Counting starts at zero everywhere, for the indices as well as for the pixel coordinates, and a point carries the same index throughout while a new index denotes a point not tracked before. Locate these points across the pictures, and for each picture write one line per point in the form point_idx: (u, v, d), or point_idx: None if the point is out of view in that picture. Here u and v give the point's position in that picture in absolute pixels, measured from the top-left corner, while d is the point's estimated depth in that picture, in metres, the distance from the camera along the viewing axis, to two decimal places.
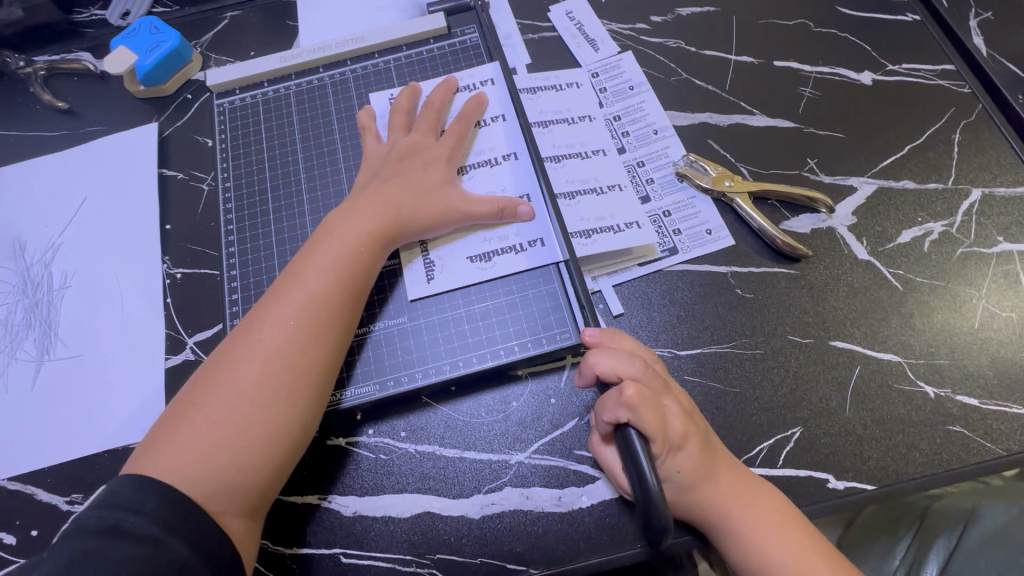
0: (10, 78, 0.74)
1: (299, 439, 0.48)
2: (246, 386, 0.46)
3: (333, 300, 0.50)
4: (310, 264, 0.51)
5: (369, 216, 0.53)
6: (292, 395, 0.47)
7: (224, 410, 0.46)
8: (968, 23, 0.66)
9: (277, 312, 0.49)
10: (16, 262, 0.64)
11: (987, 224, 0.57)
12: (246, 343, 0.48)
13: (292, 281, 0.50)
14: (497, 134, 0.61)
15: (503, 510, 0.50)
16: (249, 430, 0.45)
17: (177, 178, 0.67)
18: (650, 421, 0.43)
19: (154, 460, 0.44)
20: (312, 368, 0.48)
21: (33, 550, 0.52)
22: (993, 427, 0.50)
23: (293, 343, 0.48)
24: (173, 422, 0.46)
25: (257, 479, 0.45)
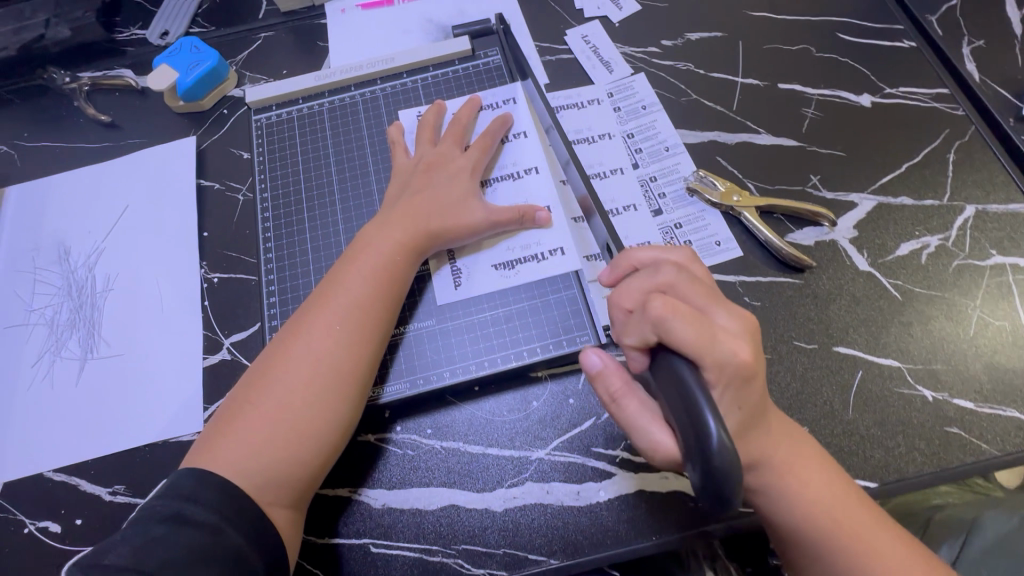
0: (54, 92, 0.78)
1: (342, 437, 0.51)
2: (295, 386, 0.50)
3: (373, 305, 0.53)
4: (352, 272, 0.55)
5: (406, 229, 0.57)
6: (337, 394, 0.50)
7: (276, 409, 0.49)
8: (962, 50, 0.70)
9: (322, 317, 0.52)
10: (61, 266, 0.68)
11: (981, 238, 0.60)
12: (294, 347, 0.51)
13: (336, 289, 0.54)
14: (519, 150, 0.65)
15: (525, 503, 0.53)
16: (297, 427, 0.49)
17: (214, 188, 0.70)
18: (690, 334, 0.38)
19: (213, 455, 0.47)
20: (355, 370, 0.51)
21: (78, 538, 0.55)
22: (988, 429, 0.53)
23: (338, 346, 0.51)
24: (228, 420, 0.49)
25: (304, 474, 0.49)
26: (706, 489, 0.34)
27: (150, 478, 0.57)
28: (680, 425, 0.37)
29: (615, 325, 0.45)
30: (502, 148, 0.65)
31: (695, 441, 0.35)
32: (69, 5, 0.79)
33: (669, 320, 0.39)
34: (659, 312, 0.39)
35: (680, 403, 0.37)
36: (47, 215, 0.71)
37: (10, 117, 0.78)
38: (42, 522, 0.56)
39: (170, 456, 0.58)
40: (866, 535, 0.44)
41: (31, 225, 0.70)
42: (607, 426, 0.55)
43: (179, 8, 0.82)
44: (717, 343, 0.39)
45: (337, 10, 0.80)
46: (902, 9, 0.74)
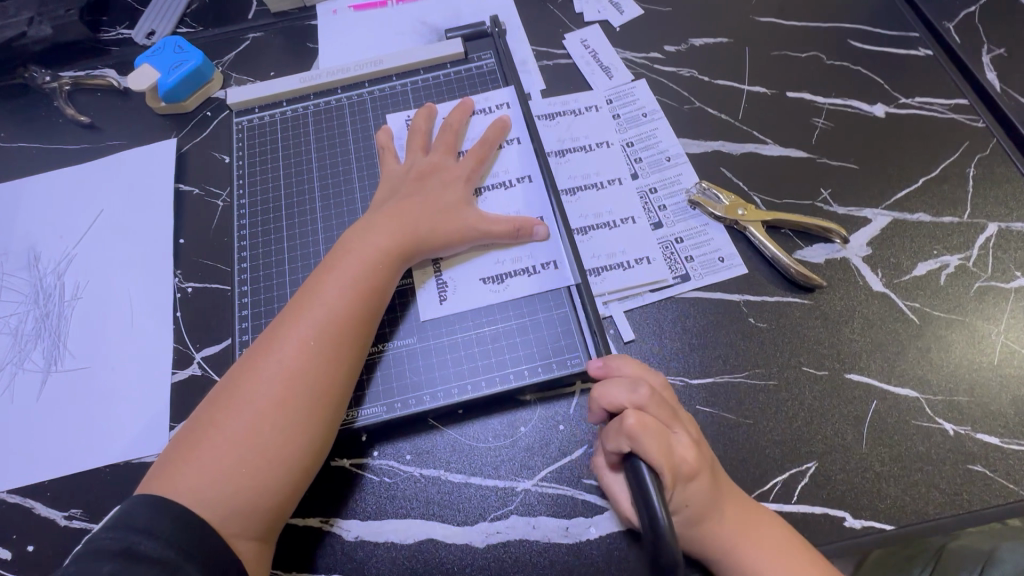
0: (35, 92, 0.76)
1: (316, 461, 0.47)
2: (265, 406, 0.46)
3: (352, 318, 0.50)
4: (330, 282, 0.51)
5: (389, 237, 0.53)
6: (312, 417, 0.47)
7: (243, 434, 0.45)
8: (982, 59, 0.66)
9: (295, 330, 0.49)
10: (30, 272, 0.65)
11: (1005, 258, 0.56)
12: (265, 364, 0.48)
13: (312, 301, 0.50)
14: (515, 157, 0.61)
15: (509, 539, 0.49)
16: (267, 451, 0.45)
17: (192, 193, 0.67)
18: (656, 452, 0.41)
19: (174, 481, 0.44)
20: (331, 389, 0.48)
21: (28, 566, 0.51)
22: (1015, 468, 0.48)
23: (313, 362, 0.48)
24: (190, 444, 0.46)
25: (273, 502, 0.45)
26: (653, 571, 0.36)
27: (109, 502, 0.53)
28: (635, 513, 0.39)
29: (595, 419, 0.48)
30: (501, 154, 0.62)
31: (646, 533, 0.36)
32: (53, 3, 0.76)
33: (640, 437, 0.42)
34: (632, 428, 0.42)
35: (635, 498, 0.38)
36: (18, 219, 0.68)
37: None
38: None
39: (131, 478, 0.54)
40: None
41: (1, 229, 0.67)
42: None
43: (167, 8, 0.80)
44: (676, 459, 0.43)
45: (328, 11, 0.77)
46: (918, 16, 0.70)
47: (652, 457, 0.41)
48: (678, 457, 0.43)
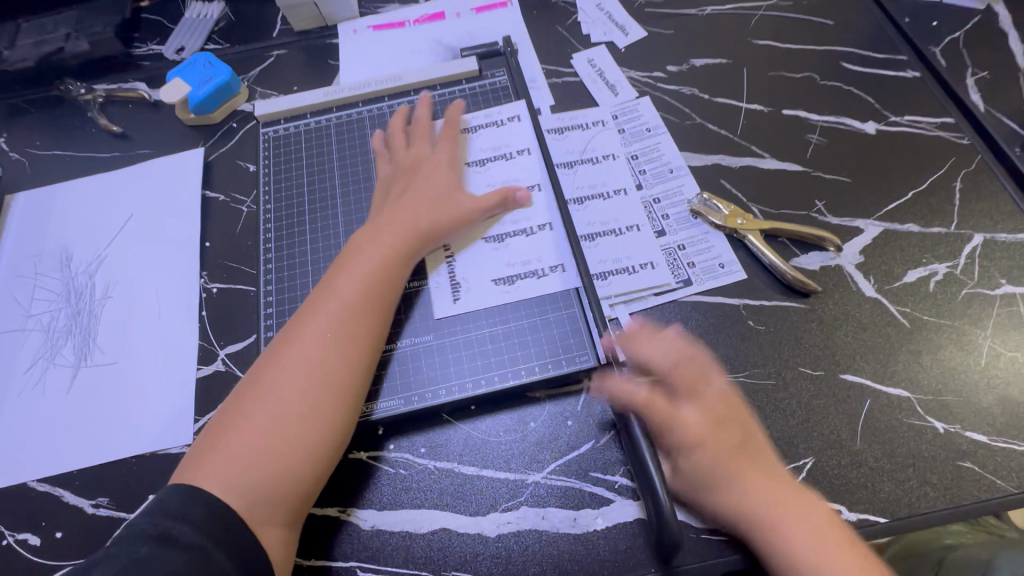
0: (69, 103, 0.80)
1: (337, 450, 0.50)
2: (285, 395, 0.49)
3: (363, 308, 0.53)
4: (342, 278, 0.54)
5: (400, 234, 0.57)
6: (331, 402, 0.49)
7: (268, 424, 0.48)
8: (966, 81, 0.70)
9: (311, 323, 0.52)
10: (62, 272, 0.68)
11: (990, 267, 0.59)
12: (285, 356, 0.51)
13: (328, 295, 0.53)
14: (507, 169, 0.65)
15: (519, 529, 0.51)
16: (290, 437, 0.48)
17: (218, 199, 0.71)
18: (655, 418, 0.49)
19: (202, 471, 0.46)
20: (349, 378, 0.51)
21: (56, 552, 0.53)
22: (1003, 465, 0.51)
23: (329, 351, 0.51)
24: (218, 437, 0.48)
25: (298, 487, 0.47)
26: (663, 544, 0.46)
27: (135, 491, 0.55)
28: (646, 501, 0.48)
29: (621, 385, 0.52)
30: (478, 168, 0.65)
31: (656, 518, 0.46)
32: (90, 21, 0.81)
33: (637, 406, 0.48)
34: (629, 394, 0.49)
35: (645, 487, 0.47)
36: (52, 222, 0.71)
37: (23, 126, 0.79)
38: (21, 534, 0.54)
39: (156, 468, 0.56)
40: None
41: (35, 231, 0.71)
42: (605, 450, 0.53)
43: (196, 26, 0.84)
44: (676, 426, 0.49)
45: (349, 30, 0.82)
46: (906, 40, 0.74)
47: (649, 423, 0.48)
48: (688, 420, 0.49)
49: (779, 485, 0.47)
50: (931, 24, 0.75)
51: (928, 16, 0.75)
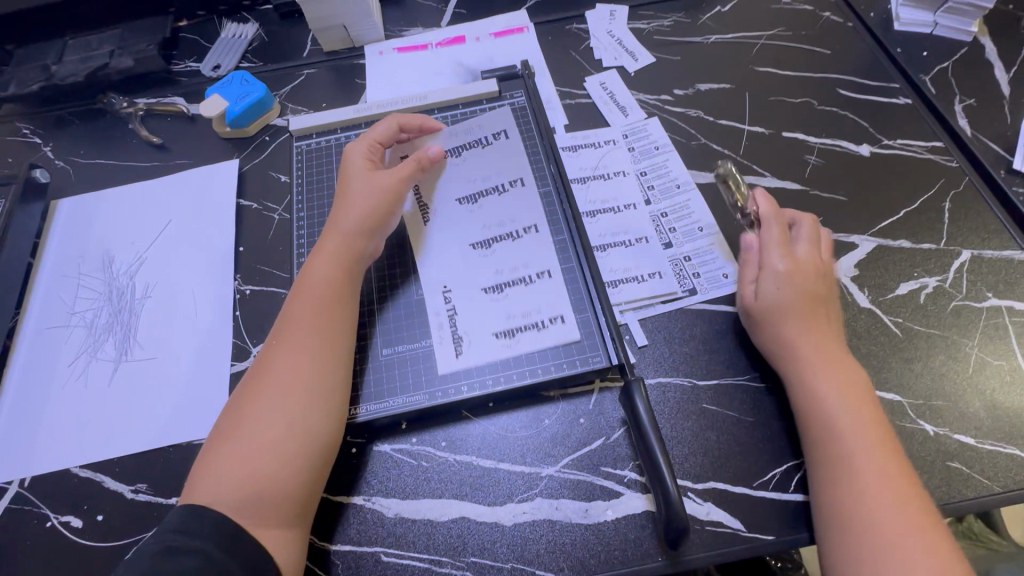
0: (112, 115, 0.85)
1: (307, 445, 0.51)
2: (250, 406, 0.52)
3: (309, 314, 0.56)
4: (293, 294, 0.58)
5: (339, 247, 0.60)
6: (288, 401, 0.52)
7: (240, 436, 0.50)
8: (954, 107, 0.75)
9: (269, 343, 0.56)
10: (104, 273, 0.72)
11: (978, 281, 0.63)
12: (250, 376, 0.54)
13: (285, 314, 0.57)
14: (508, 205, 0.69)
15: (534, 518, 0.54)
16: (258, 441, 0.50)
17: (251, 207, 0.75)
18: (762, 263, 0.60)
19: (194, 491, 0.49)
20: (311, 379, 0.53)
21: (98, 534, 0.57)
22: (990, 465, 0.54)
23: (283, 360, 0.54)
24: (213, 456, 0.51)
25: (281, 486, 0.49)
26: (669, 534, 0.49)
27: (171, 478, 0.59)
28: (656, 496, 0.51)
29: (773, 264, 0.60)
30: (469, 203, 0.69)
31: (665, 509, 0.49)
32: (134, 40, 0.86)
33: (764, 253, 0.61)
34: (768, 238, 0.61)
35: (654, 479, 0.51)
36: (95, 226, 0.76)
37: (68, 136, 0.84)
38: (64, 516, 0.58)
39: (191, 458, 0.60)
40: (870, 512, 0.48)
41: (79, 235, 0.75)
42: (615, 446, 0.57)
43: (231, 45, 0.90)
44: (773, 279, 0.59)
45: (375, 52, 0.87)
46: (898, 69, 0.79)
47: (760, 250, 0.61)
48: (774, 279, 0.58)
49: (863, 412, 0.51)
50: (921, 54, 0.80)
51: (918, 47, 0.80)
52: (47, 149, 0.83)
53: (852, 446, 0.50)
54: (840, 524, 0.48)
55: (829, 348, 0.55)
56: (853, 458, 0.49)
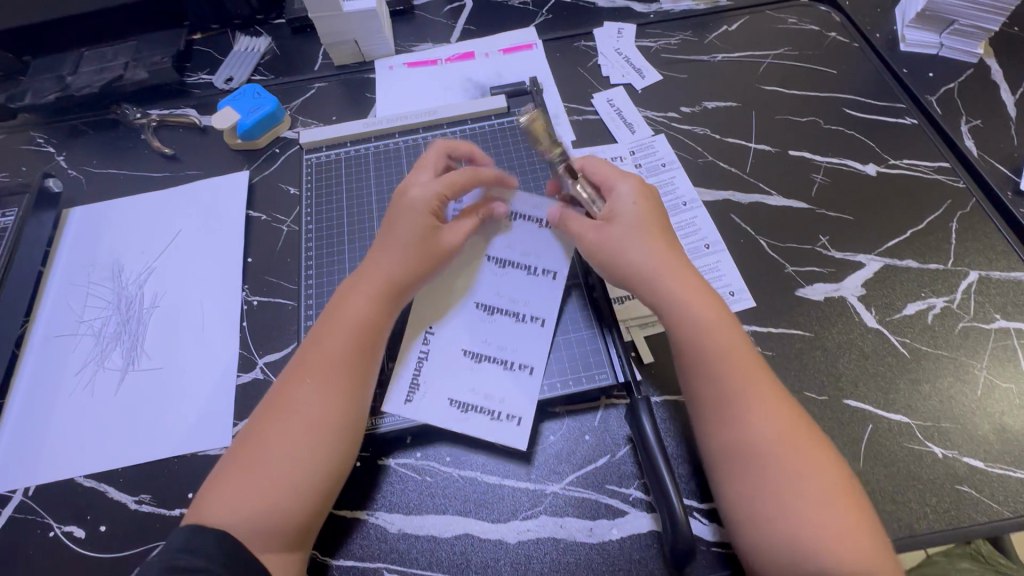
0: (125, 126, 0.86)
1: (324, 486, 0.51)
2: (271, 439, 0.50)
3: (340, 352, 0.54)
4: (324, 324, 0.56)
5: (372, 279, 0.57)
6: (310, 443, 0.50)
7: (257, 468, 0.49)
8: (961, 128, 0.75)
9: (294, 371, 0.54)
10: (113, 282, 0.73)
11: (985, 303, 0.63)
12: (272, 405, 0.52)
13: (314, 351, 0.54)
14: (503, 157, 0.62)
15: (539, 536, 0.54)
16: (275, 476, 0.49)
17: (260, 219, 0.76)
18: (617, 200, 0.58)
19: (203, 509, 0.48)
20: (333, 423, 0.52)
21: (100, 545, 0.56)
22: (999, 490, 0.53)
23: (308, 397, 0.52)
24: (221, 479, 0.50)
25: (291, 519, 0.49)
26: (673, 555, 0.49)
27: (175, 490, 0.59)
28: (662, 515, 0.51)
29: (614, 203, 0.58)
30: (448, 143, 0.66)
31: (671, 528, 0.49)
32: (148, 52, 0.88)
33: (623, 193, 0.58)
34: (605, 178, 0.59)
35: (659, 497, 0.51)
36: (106, 235, 0.77)
37: (81, 146, 0.85)
38: (67, 526, 0.57)
39: (195, 469, 0.60)
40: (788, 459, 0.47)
41: (90, 244, 0.76)
42: (620, 464, 0.56)
43: (244, 58, 0.91)
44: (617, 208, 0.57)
45: (385, 66, 0.88)
46: (905, 90, 0.80)
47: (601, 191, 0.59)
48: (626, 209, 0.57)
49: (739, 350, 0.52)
50: (927, 75, 0.80)
51: (924, 68, 0.81)
52: (61, 158, 0.84)
53: (734, 387, 0.50)
54: (727, 471, 0.49)
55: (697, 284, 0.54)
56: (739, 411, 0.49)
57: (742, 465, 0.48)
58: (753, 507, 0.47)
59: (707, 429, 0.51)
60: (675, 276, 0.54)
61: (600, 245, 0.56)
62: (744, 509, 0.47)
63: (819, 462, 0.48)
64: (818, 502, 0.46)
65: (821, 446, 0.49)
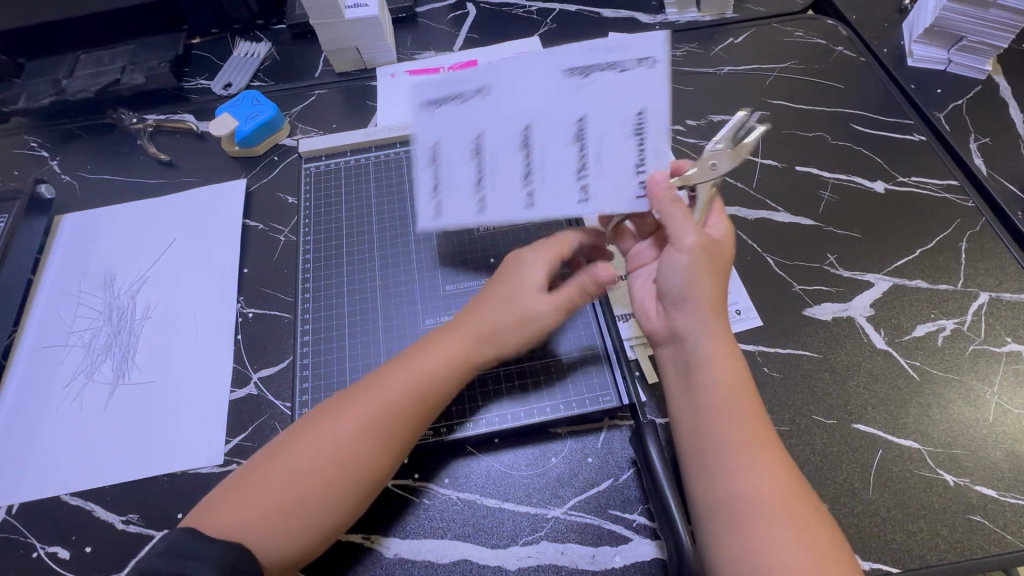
0: (121, 131, 0.85)
1: (348, 521, 0.50)
2: (314, 470, 0.48)
3: (415, 406, 0.51)
4: (398, 369, 0.53)
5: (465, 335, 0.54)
6: (355, 488, 0.49)
7: (291, 493, 0.47)
8: (969, 145, 0.74)
9: (355, 406, 0.51)
10: (105, 292, 0.71)
11: (996, 325, 0.62)
12: (321, 433, 0.49)
13: (374, 393, 0.51)
14: (502, 205, 0.55)
15: (539, 563, 0.52)
16: (307, 507, 0.47)
17: (257, 228, 0.75)
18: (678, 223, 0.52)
19: (218, 518, 0.46)
20: (370, 473, 0.49)
21: (84, 567, 0.54)
22: (1012, 520, 0.52)
23: (367, 444, 0.49)
24: (238, 485, 0.48)
25: (305, 549, 0.48)
26: None
27: (164, 510, 0.57)
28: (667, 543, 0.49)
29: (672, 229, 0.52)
30: (427, 159, 0.55)
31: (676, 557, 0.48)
32: (146, 56, 0.86)
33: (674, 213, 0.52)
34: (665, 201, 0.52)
35: (665, 523, 0.49)
36: (98, 243, 0.75)
37: (75, 150, 0.84)
38: (51, 547, 0.56)
39: (185, 488, 0.58)
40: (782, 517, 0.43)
41: (82, 252, 0.74)
42: (624, 488, 0.55)
43: (244, 64, 0.90)
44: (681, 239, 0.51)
45: (387, 74, 0.87)
46: (912, 105, 0.79)
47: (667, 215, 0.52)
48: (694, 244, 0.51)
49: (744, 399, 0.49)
50: (935, 91, 0.79)
51: (932, 84, 0.80)
52: (54, 163, 0.83)
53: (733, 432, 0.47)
54: (715, 522, 0.45)
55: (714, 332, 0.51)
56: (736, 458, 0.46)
57: (729, 514, 0.45)
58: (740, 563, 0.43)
59: (699, 477, 0.48)
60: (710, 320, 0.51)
61: (708, 247, 0.52)
62: (731, 565, 0.43)
63: (815, 526, 0.44)
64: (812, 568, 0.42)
65: (816, 509, 0.45)
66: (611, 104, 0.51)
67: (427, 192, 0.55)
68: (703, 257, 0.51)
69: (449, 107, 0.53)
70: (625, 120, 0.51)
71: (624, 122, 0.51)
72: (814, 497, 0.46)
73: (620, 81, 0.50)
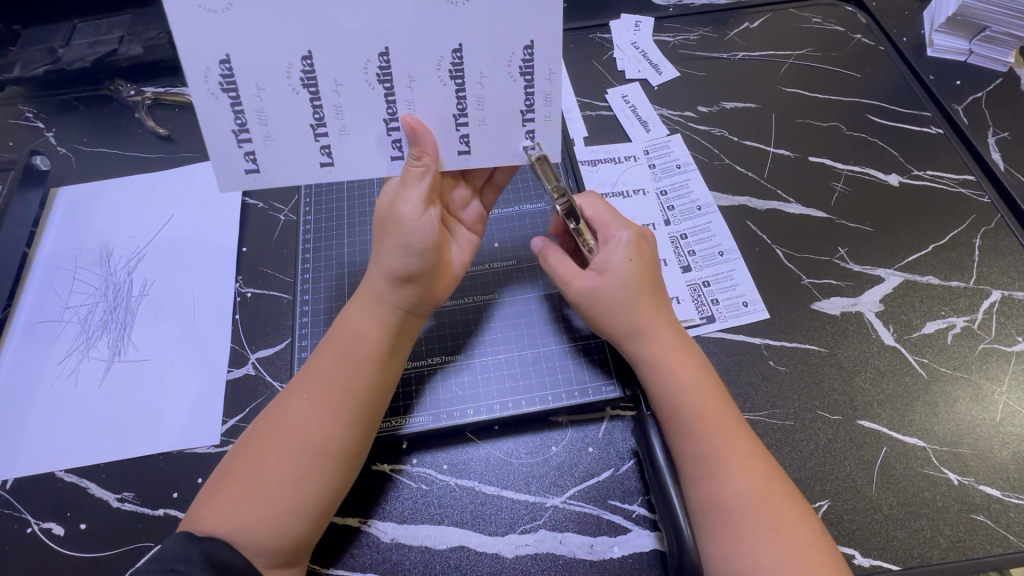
0: (118, 103, 0.82)
1: (329, 508, 0.49)
2: (275, 461, 0.48)
3: (353, 375, 0.51)
4: (327, 344, 0.53)
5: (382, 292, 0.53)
6: (318, 469, 0.48)
7: (258, 487, 0.47)
8: (987, 139, 0.72)
9: (297, 389, 0.51)
10: (101, 267, 0.70)
11: (1008, 324, 0.61)
12: (274, 424, 0.50)
13: (312, 369, 0.52)
14: (345, 156, 0.52)
15: (537, 552, 0.51)
16: (279, 500, 0.47)
17: (257, 206, 0.73)
18: (564, 272, 0.57)
19: (200, 518, 0.46)
20: (333, 442, 0.49)
21: (79, 543, 0.54)
22: (1015, 521, 0.51)
23: (315, 420, 0.49)
24: (218, 487, 0.48)
25: (294, 542, 0.47)
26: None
27: (159, 488, 0.56)
28: (668, 536, 0.49)
29: (572, 275, 0.56)
30: (302, 83, 0.49)
31: (678, 550, 0.47)
32: (144, 26, 0.83)
33: (556, 266, 0.57)
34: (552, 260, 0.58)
35: (667, 515, 0.49)
36: (95, 218, 0.73)
37: (72, 123, 0.82)
38: (46, 523, 0.55)
39: (182, 468, 0.57)
40: (755, 520, 0.45)
41: (78, 226, 0.73)
42: (625, 480, 0.54)
43: None
44: (579, 278, 0.56)
45: None
46: (930, 96, 0.77)
47: (559, 269, 0.57)
48: (607, 276, 0.54)
49: (714, 404, 0.50)
50: (954, 82, 0.77)
51: (952, 75, 0.78)
52: (50, 135, 0.81)
53: (707, 437, 0.49)
54: (706, 522, 0.47)
55: (671, 341, 0.53)
56: (716, 462, 0.48)
57: (719, 514, 0.46)
58: (728, 560, 0.45)
59: (683, 480, 0.49)
60: (659, 336, 0.53)
61: (590, 294, 0.55)
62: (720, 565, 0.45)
63: (796, 523, 0.46)
64: (795, 562, 0.44)
65: (797, 503, 0.47)
66: (500, 44, 0.50)
67: (308, 126, 0.51)
68: (587, 312, 0.55)
69: (254, 1, 0.46)
70: (513, 61, 0.51)
71: (511, 63, 0.51)
72: (797, 492, 0.48)
73: (476, 12, 0.48)
